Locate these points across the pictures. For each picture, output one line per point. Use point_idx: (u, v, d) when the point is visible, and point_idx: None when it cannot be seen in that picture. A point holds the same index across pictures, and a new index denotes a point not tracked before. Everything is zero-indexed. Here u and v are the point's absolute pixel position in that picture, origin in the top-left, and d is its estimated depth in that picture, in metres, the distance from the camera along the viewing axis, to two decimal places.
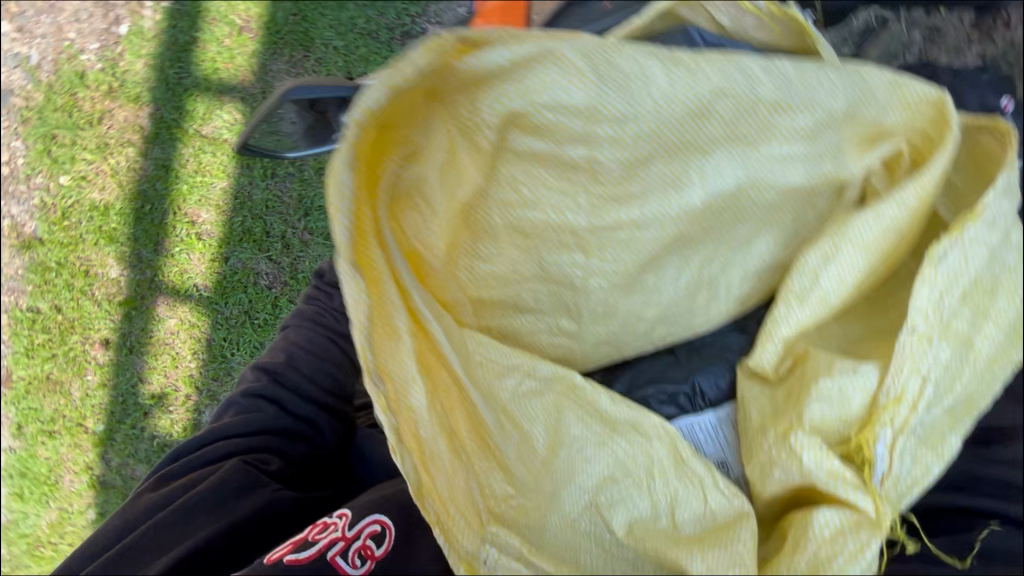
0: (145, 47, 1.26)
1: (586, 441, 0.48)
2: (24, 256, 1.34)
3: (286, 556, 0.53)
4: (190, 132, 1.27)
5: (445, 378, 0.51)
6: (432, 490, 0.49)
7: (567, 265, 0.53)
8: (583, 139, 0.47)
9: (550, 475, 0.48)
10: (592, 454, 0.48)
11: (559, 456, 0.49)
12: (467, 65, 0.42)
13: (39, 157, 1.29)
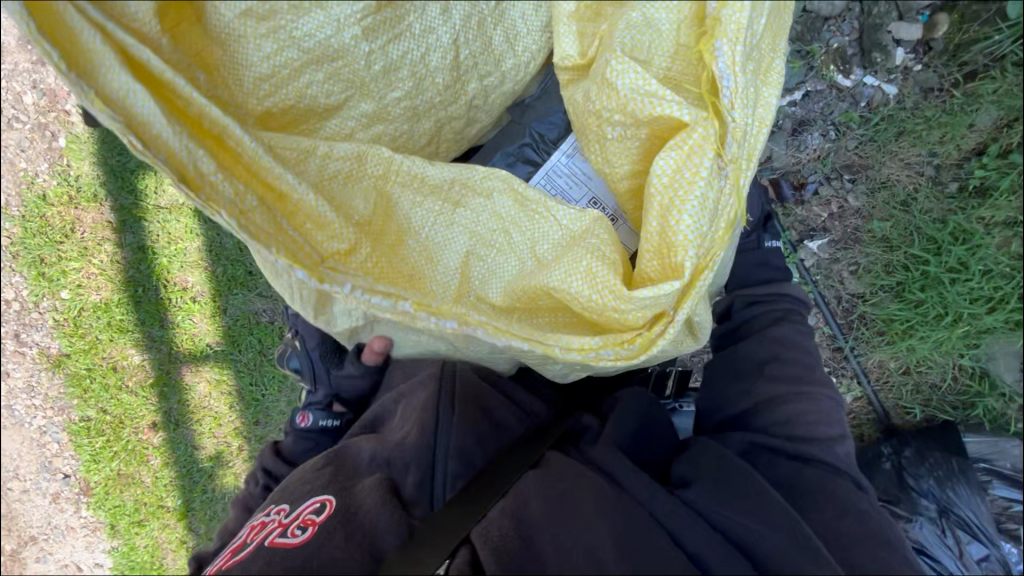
0: (85, 147, 1.33)
1: (433, 221, 0.74)
2: (59, 374, 1.44)
3: (226, 563, 0.67)
4: (152, 208, 1.34)
5: (242, 169, 0.66)
6: (203, 191, 0.60)
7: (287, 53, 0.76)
8: None
9: (393, 224, 0.73)
10: (444, 235, 0.73)
11: (408, 236, 0.73)
12: None
13: (38, 282, 1.39)
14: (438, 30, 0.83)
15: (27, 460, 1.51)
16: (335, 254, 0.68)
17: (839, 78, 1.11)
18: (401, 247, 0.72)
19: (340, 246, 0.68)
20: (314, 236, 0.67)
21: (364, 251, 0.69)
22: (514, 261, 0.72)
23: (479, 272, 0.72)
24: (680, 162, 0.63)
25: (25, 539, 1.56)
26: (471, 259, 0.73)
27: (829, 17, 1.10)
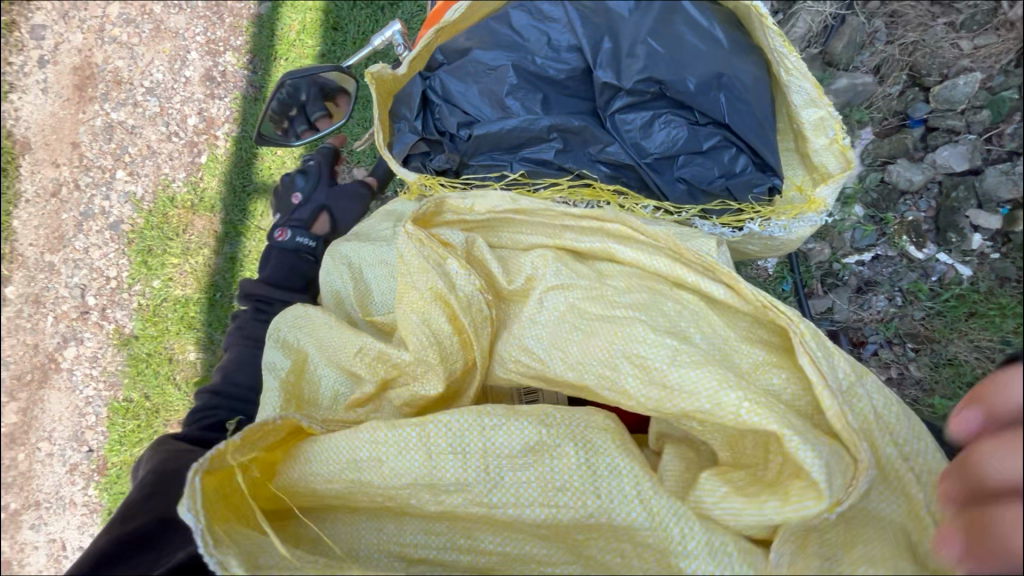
0: (219, 167, 1.55)
1: (376, 489, 0.56)
2: (122, 352, 1.55)
3: None
4: (253, 227, 1.51)
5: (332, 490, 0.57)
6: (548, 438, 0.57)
7: (577, 280, 0.64)
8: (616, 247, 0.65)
9: (308, 497, 0.58)
10: (371, 498, 0.57)
11: (396, 529, 0.57)
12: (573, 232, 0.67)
13: (138, 268, 1.56)
14: (503, 123, 0.72)
15: (64, 425, 1.59)
16: (268, 427, 0.57)
17: (912, 248, 1.13)
18: (304, 531, 0.58)
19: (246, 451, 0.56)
20: (273, 418, 0.56)
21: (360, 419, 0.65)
22: (364, 508, 0.58)
23: (346, 492, 0.57)
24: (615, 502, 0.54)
25: (31, 502, 1.60)
26: (349, 522, 0.58)
27: (907, 191, 1.14)
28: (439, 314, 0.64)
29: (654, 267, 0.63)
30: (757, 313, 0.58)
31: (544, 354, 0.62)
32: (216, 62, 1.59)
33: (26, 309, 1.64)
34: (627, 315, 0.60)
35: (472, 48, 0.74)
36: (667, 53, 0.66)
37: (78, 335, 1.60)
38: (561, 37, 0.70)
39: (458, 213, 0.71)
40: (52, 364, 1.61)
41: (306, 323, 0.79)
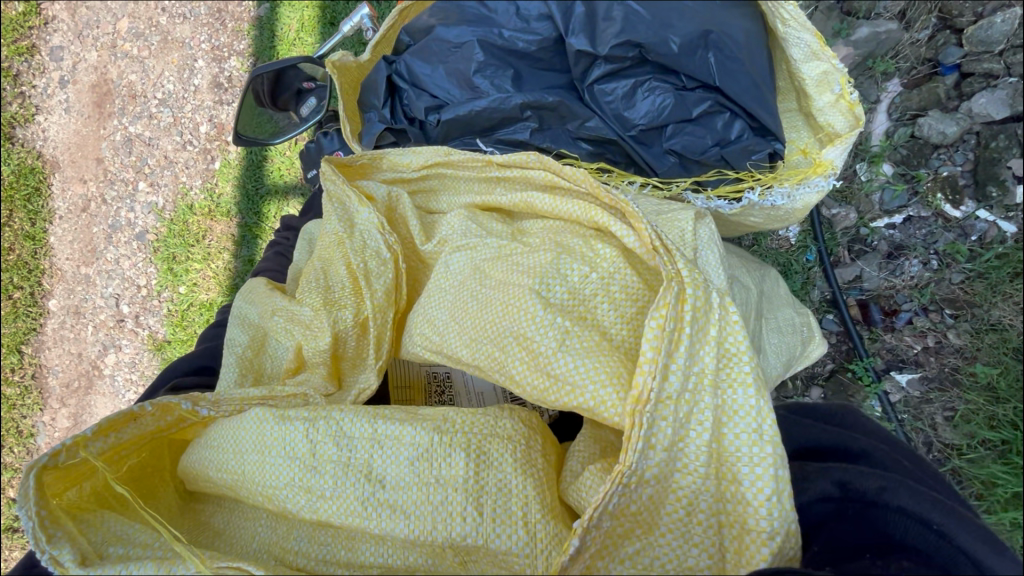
0: (232, 172, 1.58)
1: (257, 486, 0.52)
2: (157, 357, 1.62)
3: None
4: (268, 228, 1.54)
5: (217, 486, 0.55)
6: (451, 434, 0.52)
7: (494, 246, 0.59)
8: (542, 215, 0.60)
9: (205, 485, 0.55)
10: (251, 495, 0.53)
11: (277, 528, 0.52)
12: (498, 198, 0.63)
13: (165, 275, 1.62)
14: (471, 104, 0.69)
15: None
16: (139, 415, 0.54)
17: (948, 207, 1.05)
18: (204, 523, 0.55)
19: (109, 441, 0.53)
20: (140, 405, 0.53)
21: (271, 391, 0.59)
22: (248, 502, 0.53)
23: (231, 487, 0.53)
24: (501, 514, 0.48)
25: None
26: (238, 516, 0.55)
27: (940, 145, 1.06)
28: (341, 262, 0.66)
29: (571, 241, 0.57)
30: (654, 259, 0.51)
31: (443, 325, 0.58)
32: (222, 68, 1.61)
33: (68, 320, 1.73)
34: (521, 282, 0.55)
35: (434, 26, 0.70)
36: (648, 13, 0.60)
37: (116, 342, 1.68)
38: (530, 5, 0.64)
39: (394, 169, 0.68)
40: (95, 371, 1.70)
41: (258, 295, 0.72)
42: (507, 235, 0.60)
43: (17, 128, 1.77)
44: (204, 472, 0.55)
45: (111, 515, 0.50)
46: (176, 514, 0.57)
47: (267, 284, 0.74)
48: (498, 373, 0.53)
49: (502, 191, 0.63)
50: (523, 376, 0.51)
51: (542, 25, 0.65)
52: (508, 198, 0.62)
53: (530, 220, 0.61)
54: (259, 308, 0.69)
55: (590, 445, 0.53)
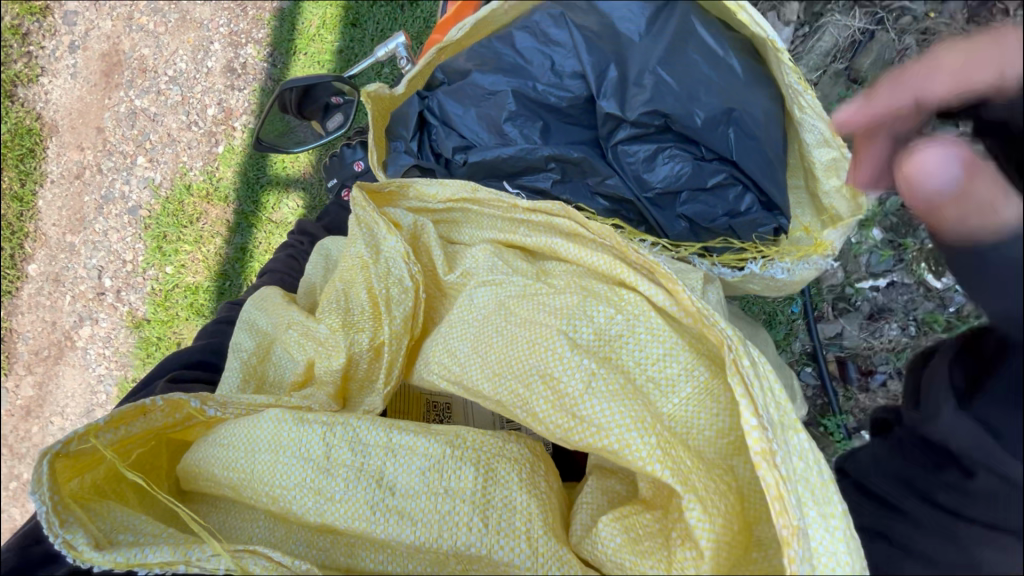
0: (235, 158, 1.57)
1: (263, 485, 0.52)
2: (134, 334, 1.59)
3: None
4: (264, 218, 1.53)
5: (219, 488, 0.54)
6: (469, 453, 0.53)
7: (521, 282, 0.60)
8: (568, 256, 0.60)
9: (204, 485, 0.55)
10: (257, 496, 0.52)
11: (281, 529, 0.52)
12: (522, 240, 0.63)
13: (153, 253, 1.59)
14: (501, 149, 0.71)
15: (77, 401, 1.64)
16: (147, 407, 0.54)
17: (930, 278, 1.06)
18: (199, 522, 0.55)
19: (120, 432, 0.53)
20: (150, 399, 0.53)
21: (277, 400, 0.58)
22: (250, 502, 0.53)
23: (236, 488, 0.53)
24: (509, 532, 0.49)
25: None
26: (239, 516, 0.54)
27: None
28: (362, 284, 0.65)
29: (598, 283, 0.58)
30: (697, 323, 0.52)
31: (465, 358, 0.59)
32: (237, 53, 1.61)
33: (46, 286, 1.69)
34: (548, 322, 0.55)
35: (471, 70, 0.71)
36: (677, 83, 0.62)
37: (93, 315, 1.64)
38: (564, 63, 0.66)
39: (420, 199, 0.68)
40: (68, 342, 1.66)
41: (269, 304, 0.71)
42: (533, 272, 0.61)
43: (19, 87, 1.74)
44: (208, 472, 0.54)
45: (118, 505, 0.50)
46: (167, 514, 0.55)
47: (283, 294, 0.73)
48: (519, 407, 0.54)
49: (525, 233, 0.63)
50: (545, 411, 0.52)
51: (575, 81, 0.66)
52: (533, 239, 0.63)
53: (556, 259, 0.62)
54: (270, 318, 0.69)
55: (597, 496, 0.53)
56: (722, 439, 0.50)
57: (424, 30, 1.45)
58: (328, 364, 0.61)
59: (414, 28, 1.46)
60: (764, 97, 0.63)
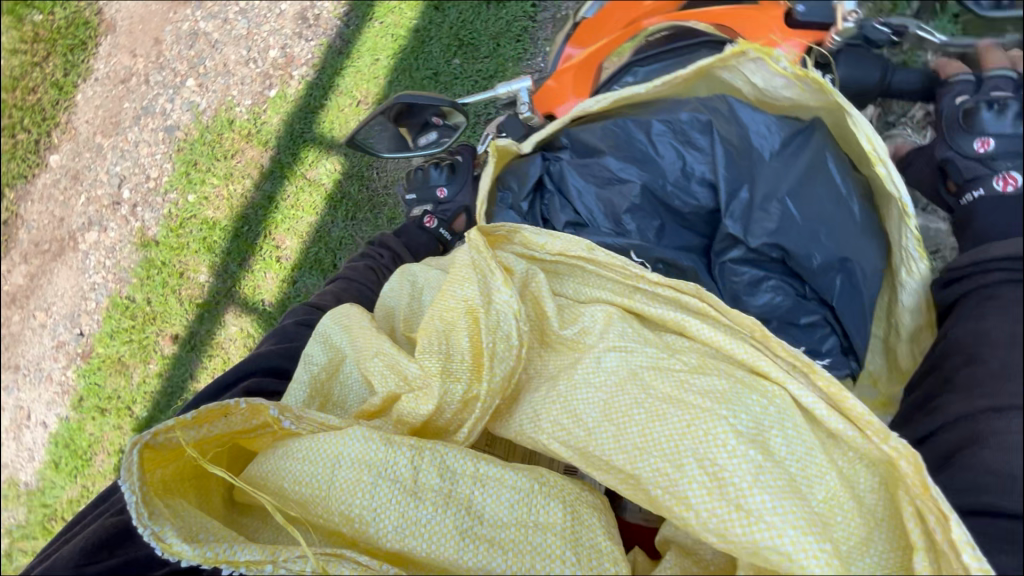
0: (284, 106, 1.55)
1: (353, 501, 0.53)
2: (139, 253, 1.57)
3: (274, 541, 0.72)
4: (298, 173, 1.51)
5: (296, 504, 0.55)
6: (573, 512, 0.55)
7: (654, 355, 0.59)
8: (695, 334, 0.61)
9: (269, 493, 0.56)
10: (359, 509, 0.53)
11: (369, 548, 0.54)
12: (643, 305, 0.64)
13: (179, 177, 1.57)
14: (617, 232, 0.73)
15: (64, 302, 1.61)
16: (229, 408, 0.55)
17: None
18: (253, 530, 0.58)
19: (201, 430, 0.55)
20: (235, 401, 0.54)
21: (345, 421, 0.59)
22: (334, 516, 0.54)
23: (331, 503, 0.54)
24: None
25: (11, 364, 1.63)
26: (320, 526, 0.55)
27: None
28: (465, 330, 0.62)
29: (735, 369, 0.58)
30: (851, 431, 0.54)
31: (592, 424, 0.56)
32: (313, 3, 1.58)
33: (62, 181, 1.66)
34: (696, 402, 0.55)
35: (604, 151, 0.75)
36: (801, 220, 0.67)
37: (103, 222, 1.61)
38: (697, 167, 0.71)
39: (526, 246, 0.69)
40: (70, 241, 1.63)
41: (353, 321, 0.71)
42: (667, 342, 0.61)
43: None
44: (296, 481, 0.55)
45: (190, 508, 0.54)
46: (223, 520, 0.58)
47: (360, 310, 0.74)
48: (660, 487, 0.53)
49: (656, 303, 0.64)
50: (698, 492, 0.51)
51: (702, 189, 0.71)
52: (668, 308, 0.63)
53: (686, 333, 0.61)
54: (347, 336, 0.69)
55: None
56: (864, 559, 0.49)
57: (504, 32, 1.44)
58: (415, 405, 0.60)
59: (494, 27, 1.44)
60: (873, 250, 0.68)
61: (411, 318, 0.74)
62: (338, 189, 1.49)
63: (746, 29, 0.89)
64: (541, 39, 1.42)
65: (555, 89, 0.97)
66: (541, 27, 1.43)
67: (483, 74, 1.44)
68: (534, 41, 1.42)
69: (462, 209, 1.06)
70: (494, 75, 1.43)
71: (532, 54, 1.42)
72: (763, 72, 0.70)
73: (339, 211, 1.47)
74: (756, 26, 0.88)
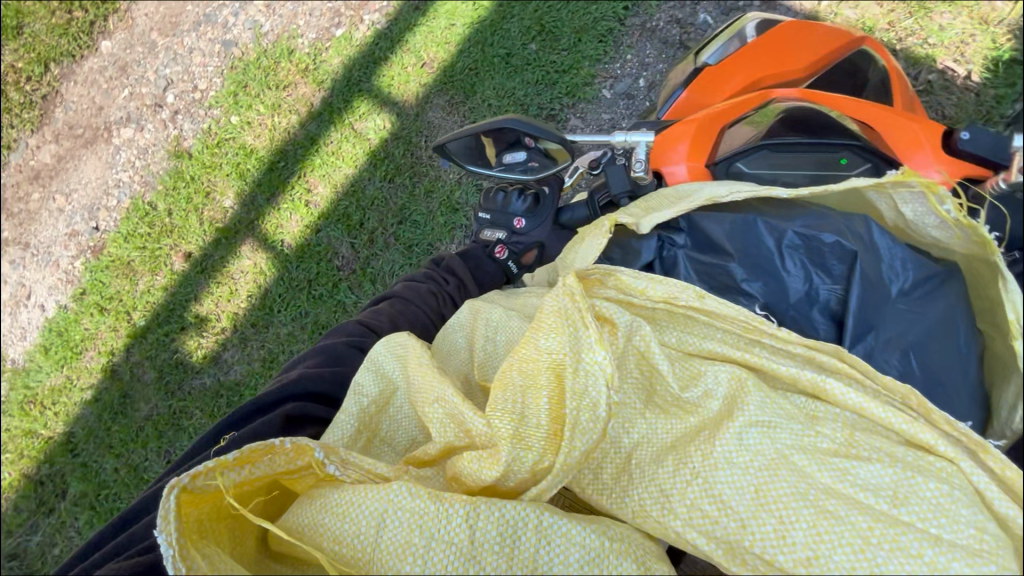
0: (347, 49, 1.49)
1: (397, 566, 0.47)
2: (171, 162, 1.54)
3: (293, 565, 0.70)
4: (346, 121, 1.47)
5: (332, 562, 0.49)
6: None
7: (802, 434, 0.52)
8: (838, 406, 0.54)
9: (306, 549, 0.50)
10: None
11: None
12: (781, 371, 0.56)
13: (226, 96, 1.53)
14: None
15: (86, 193, 1.58)
16: (276, 447, 0.50)
17: None
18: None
19: (244, 471, 0.50)
20: (282, 440, 0.50)
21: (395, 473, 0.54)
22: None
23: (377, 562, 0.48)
24: None
25: (21, 240, 1.61)
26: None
27: None
28: (546, 390, 0.54)
29: (896, 447, 0.52)
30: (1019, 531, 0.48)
31: (743, 509, 0.50)
32: None
33: (109, 70, 1.62)
34: (872, 503, 0.48)
35: (731, 256, 0.68)
36: (924, 378, 0.60)
37: (141, 121, 1.58)
38: (824, 292, 0.64)
39: (622, 291, 0.62)
40: (104, 132, 1.60)
41: (410, 354, 0.64)
42: (804, 416, 0.54)
43: None
44: (341, 533, 0.49)
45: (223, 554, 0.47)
46: (252, 566, 0.51)
47: (419, 341, 0.66)
48: None
49: (785, 360, 0.56)
50: None
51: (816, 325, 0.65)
52: (810, 378, 0.55)
53: (827, 403, 0.54)
54: (400, 369, 0.63)
55: None
56: None
57: (589, 29, 1.37)
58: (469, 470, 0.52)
59: (580, 21, 1.38)
60: (981, 422, 0.59)
61: (486, 365, 0.68)
62: (382, 147, 1.44)
63: (893, 137, 0.79)
64: (625, 45, 1.36)
65: (672, 132, 0.88)
66: (627, 32, 1.36)
67: (557, 66, 1.38)
68: (616, 46, 1.36)
69: (537, 243, 0.99)
70: (567, 70, 1.38)
71: (611, 58, 1.37)
72: (918, 205, 0.61)
73: (379, 170, 1.44)
74: (905, 136, 0.79)
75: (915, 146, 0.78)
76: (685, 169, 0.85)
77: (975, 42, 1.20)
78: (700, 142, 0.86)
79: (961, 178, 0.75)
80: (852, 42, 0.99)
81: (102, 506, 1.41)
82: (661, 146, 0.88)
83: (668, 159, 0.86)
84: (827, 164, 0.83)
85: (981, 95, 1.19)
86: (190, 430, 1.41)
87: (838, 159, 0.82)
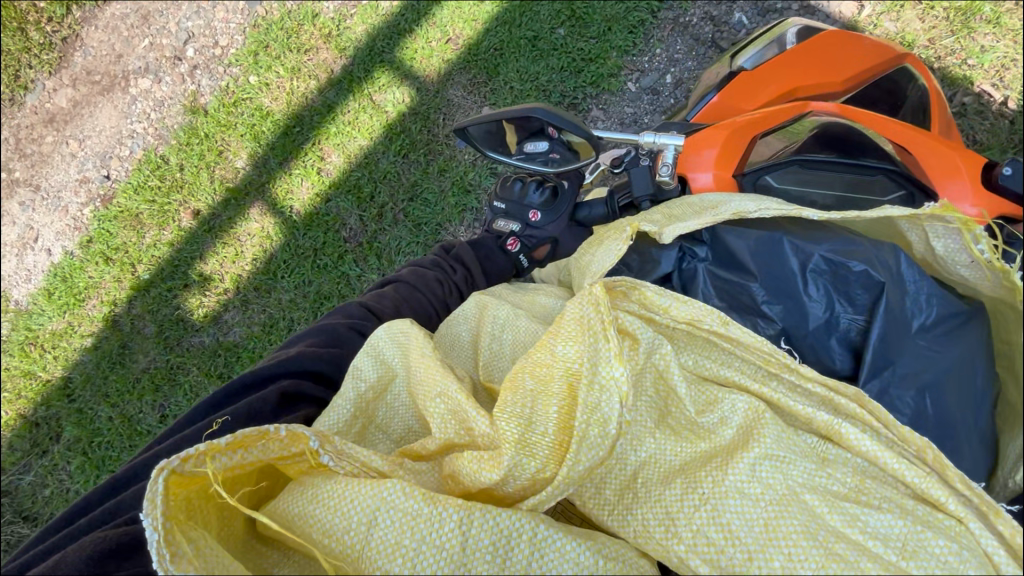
0: (372, 18, 1.46)
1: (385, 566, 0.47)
2: (186, 117, 1.52)
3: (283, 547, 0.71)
4: (365, 92, 1.45)
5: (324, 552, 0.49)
6: None
7: (811, 473, 0.52)
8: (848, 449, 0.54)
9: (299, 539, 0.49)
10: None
11: None
12: (789, 408, 0.56)
13: (246, 55, 1.51)
14: None
15: (99, 140, 1.58)
16: (269, 434, 0.50)
17: None
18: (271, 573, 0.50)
19: (236, 457, 0.49)
20: (276, 427, 0.49)
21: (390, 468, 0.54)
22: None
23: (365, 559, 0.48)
24: None
25: (32, 182, 1.61)
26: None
27: None
28: (556, 398, 0.54)
29: (905, 499, 0.51)
30: None
31: (745, 537, 0.49)
32: None
33: (131, 18, 1.59)
34: (871, 547, 0.48)
35: (751, 271, 0.67)
36: (936, 418, 0.59)
37: (159, 73, 1.56)
38: (845, 321, 0.63)
39: (645, 308, 0.59)
40: (122, 80, 1.58)
41: (413, 347, 0.63)
42: (813, 455, 0.54)
43: None
44: (332, 525, 0.49)
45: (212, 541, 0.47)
46: (238, 547, 0.51)
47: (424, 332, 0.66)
48: None
49: (799, 399, 0.56)
50: None
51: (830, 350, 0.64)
52: (823, 418, 0.54)
53: (839, 445, 0.54)
54: (400, 357, 0.64)
55: None
56: None
57: (620, 18, 1.34)
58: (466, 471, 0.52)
59: (612, 10, 1.34)
60: (985, 474, 0.58)
61: (491, 365, 0.68)
62: (399, 121, 1.43)
63: (931, 164, 0.77)
64: (655, 38, 1.33)
65: (701, 140, 0.86)
66: (659, 26, 1.33)
67: (583, 54, 1.35)
68: (646, 38, 1.33)
69: (550, 239, 0.99)
70: (593, 59, 1.35)
71: (639, 51, 1.34)
72: (951, 242, 0.60)
73: (394, 144, 1.42)
74: (944, 162, 0.76)
75: (954, 172, 0.75)
76: (713, 179, 0.83)
77: (1015, 67, 1.17)
78: (728, 151, 0.85)
79: (997, 215, 0.73)
80: (895, 58, 0.96)
81: (94, 453, 1.43)
82: (686, 152, 0.86)
83: (694, 166, 0.84)
84: (857, 188, 0.81)
85: (1013, 123, 1.16)
86: (186, 386, 1.42)
87: (871, 184, 0.81)
